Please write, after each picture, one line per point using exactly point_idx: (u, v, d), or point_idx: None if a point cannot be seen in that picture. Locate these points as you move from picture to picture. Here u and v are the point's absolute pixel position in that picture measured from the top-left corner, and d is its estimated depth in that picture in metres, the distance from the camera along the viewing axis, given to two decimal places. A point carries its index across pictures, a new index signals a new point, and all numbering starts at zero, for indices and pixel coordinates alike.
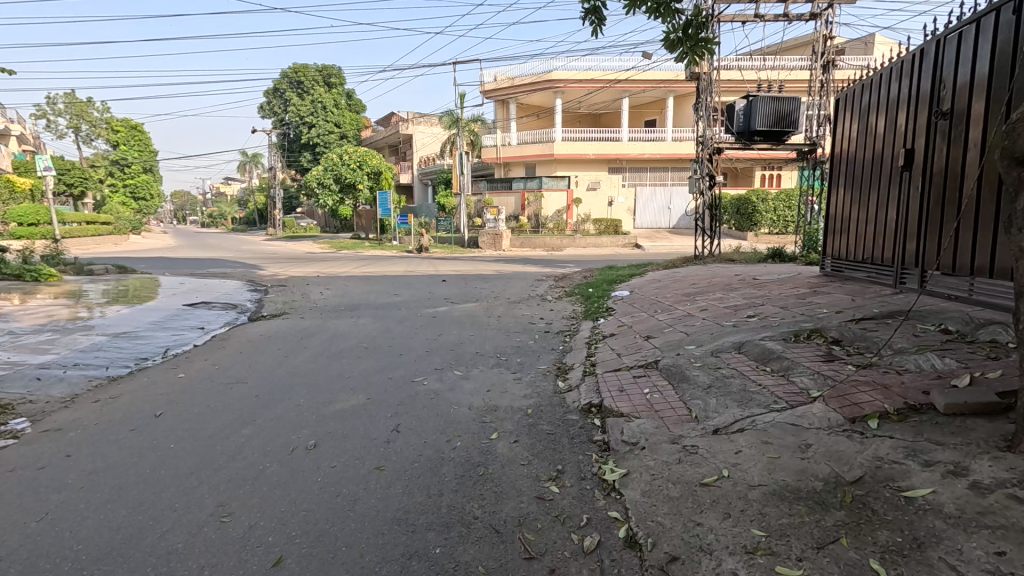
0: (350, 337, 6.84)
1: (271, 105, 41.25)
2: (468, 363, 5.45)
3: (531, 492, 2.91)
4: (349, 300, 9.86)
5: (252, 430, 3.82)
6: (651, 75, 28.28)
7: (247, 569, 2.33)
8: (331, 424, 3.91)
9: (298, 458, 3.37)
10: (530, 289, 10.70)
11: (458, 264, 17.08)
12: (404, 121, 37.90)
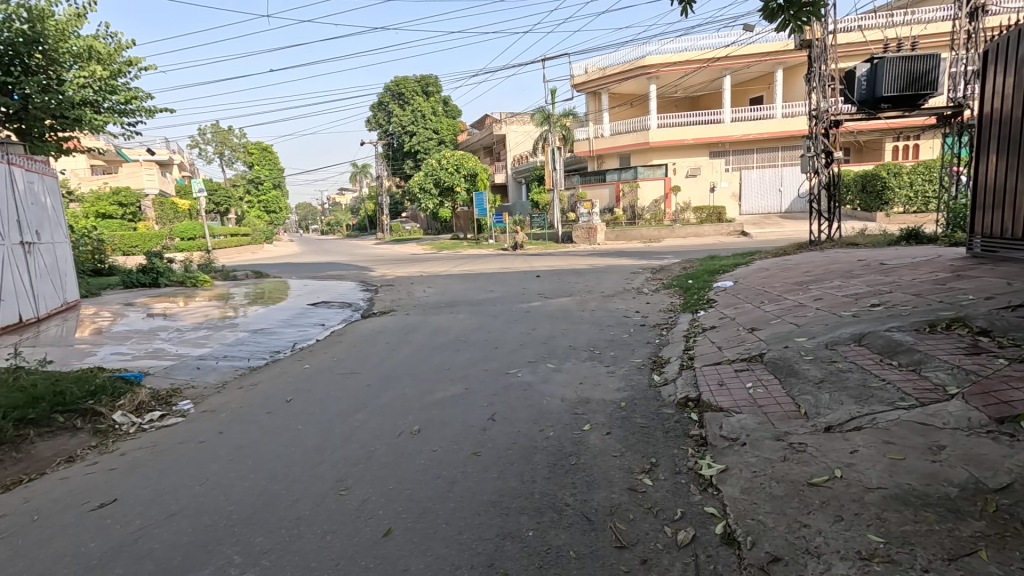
0: (449, 332, 7.21)
1: (376, 118, 44.43)
2: (562, 356, 5.51)
3: (622, 483, 2.90)
4: (448, 298, 10.38)
5: (364, 415, 4.22)
6: (756, 49, 26.22)
7: (362, 537, 2.59)
8: (432, 412, 4.19)
9: (404, 441, 3.67)
10: (625, 283, 10.49)
11: (554, 259, 17.20)
12: (498, 122, 38.78)
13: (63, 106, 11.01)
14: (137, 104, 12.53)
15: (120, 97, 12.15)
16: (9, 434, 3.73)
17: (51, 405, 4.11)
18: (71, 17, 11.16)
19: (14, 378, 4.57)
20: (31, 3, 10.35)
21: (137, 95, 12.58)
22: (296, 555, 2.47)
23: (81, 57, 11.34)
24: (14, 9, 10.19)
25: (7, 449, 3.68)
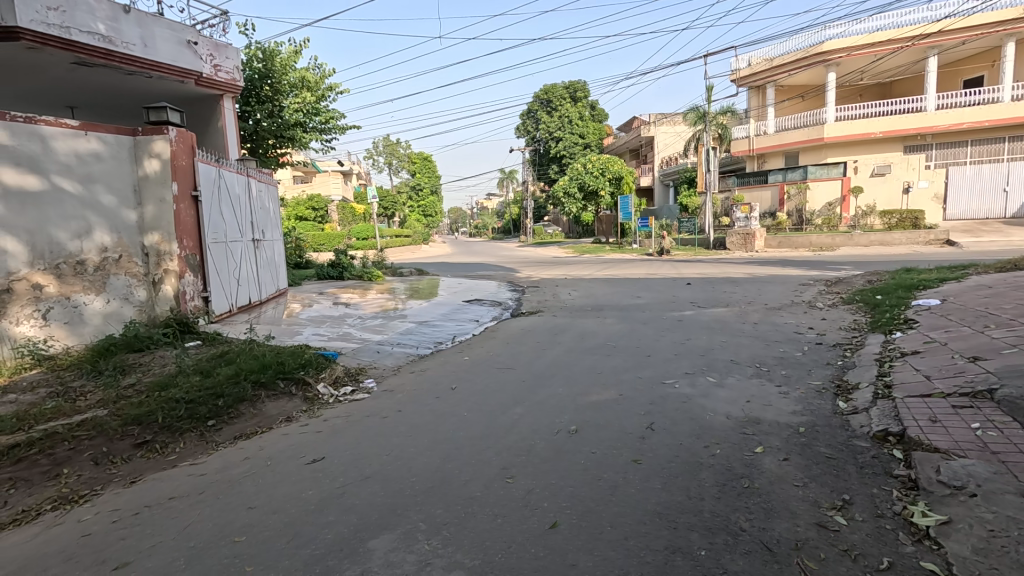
0: (598, 336, 7.19)
1: (525, 125, 46.12)
2: (723, 370, 5.15)
3: (809, 517, 2.61)
4: (594, 301, 10.36)
5: (522, 410, 4.41)
6: (977, 20, 21.72)
7: (530, 525, 2.71)
8: (588, 413, 4.22)
9: (562, 439, 3.76)
10: (794, 295, 9.43)
11: (706, 266, 16.15)
12: (646, 123, 37.61)
13: (282, 127, 13.41)
14: (333, 123, 14.69)
15: (322, 117, 14.37)
16: (248, 392, 4.62)
17: (275, 372, 5.01)
18: (291, 54, 13.44)
19: (250, 349, 5.67)
20: (265, 46, 12.73)
21: (334, 115, 14.74)
22: (472, 532, 2.67)
23: (297, 86, 13.60)
24: (253, 52, 12.63)
25: (247, 404, 4.57)
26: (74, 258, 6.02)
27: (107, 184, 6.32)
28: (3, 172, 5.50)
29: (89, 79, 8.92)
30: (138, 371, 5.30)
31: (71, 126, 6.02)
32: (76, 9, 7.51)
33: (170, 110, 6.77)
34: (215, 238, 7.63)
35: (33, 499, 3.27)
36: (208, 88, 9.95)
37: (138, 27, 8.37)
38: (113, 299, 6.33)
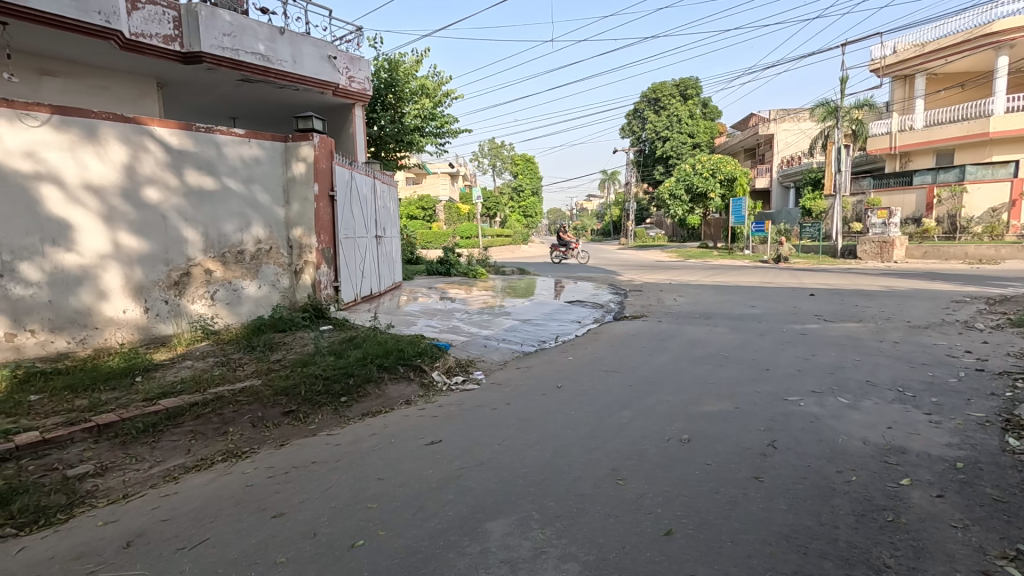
0: (709, 344, 6.85)
1: (631, 125, 45.06)
2: (857, 391, 4.67)
3: (970, 564, 2.31)
4: (703, 309, 9.87)
5: (631, 414, 4.36)
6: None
7: (643, 529, 2.69)
8: (701, 424, 4.06)
9: (674, 447, 3.66)
10: (944, 313, 8.24)
11: (832, 276, 14.66)
12: (765, 121, 34.92)
13: (402, 132, 14.45)
14: (447, 127, 15.54)
15: (437, 122, 15.26)
16: (374, 374, 5.08)
17: (397, 358, 5.44)
18: (413, 63, 14.43)
19: (374, 335, 6.22)
20: (391, 57, 13.78)
21: (448, 120, 15.59)
22: (585, 527, 2.71)
23: (417, 93, 14.55)
24: (381, 63, 13.75)
25: (372, 385, 5.01)
26: (235, 248, 6.98)
27: (263, 184, 7.25)
28: (188, 173, 6.51)
29: (249, 93, 10.29)
30: (283, 348, 6.04)
31: (238, 134, 6.95)
32: (245, 33, 8.83)
33: (315, 119, 7.62)
34: (345, 234, 8.44)
35: (208, 449, 3.88)
36: (344, 97, 10.97)
37: (290, 47, 9.50)
38: (263, 284, 7.28)
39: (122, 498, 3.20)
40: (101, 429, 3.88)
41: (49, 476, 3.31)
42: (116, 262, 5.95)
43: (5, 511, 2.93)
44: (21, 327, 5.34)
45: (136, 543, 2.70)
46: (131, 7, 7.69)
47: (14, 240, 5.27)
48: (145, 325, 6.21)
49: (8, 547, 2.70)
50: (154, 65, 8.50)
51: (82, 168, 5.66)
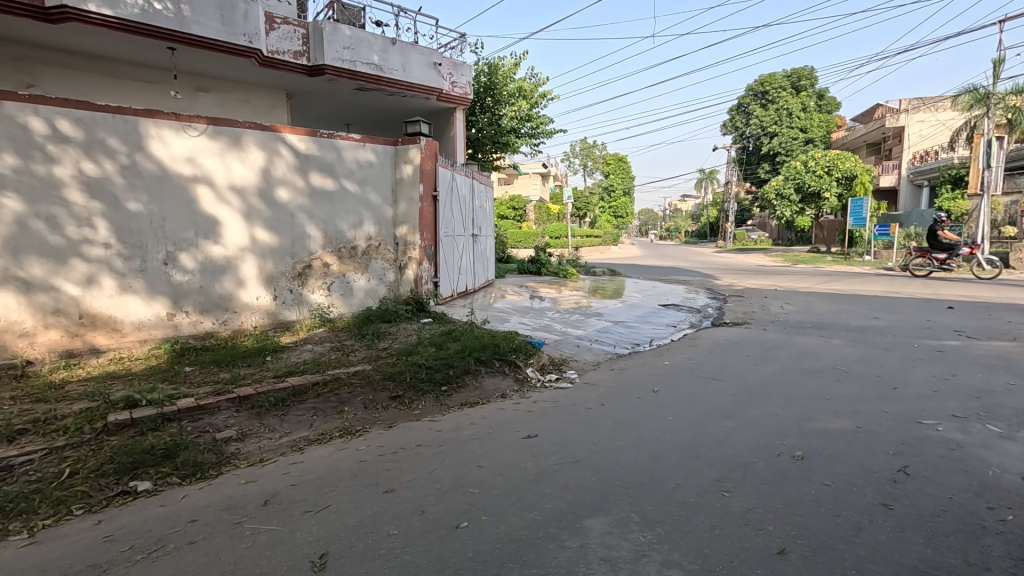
0: (822, 357, 6.30)
1: (733, 121, 42.52)
2: (1012, 420, 4.05)
3: None
4: (815, 318, 9.09)
5: (735, 424, 4.14)
6: None
7: (752, 545, 2.55)
8: (816, 441, 3.76)
9: (785, 463, 3.42)
10: None
11: (974, 287, 12.81)
12: (894, 111, 31.27)
13: (498, 134, 14.84)
14: (542, 128, 15.74)
15: (532, 123, 15.50)
16: (472, 366, 5.29)
17: (493, 352, 5.61)
18: (512, 66, 14.78)
19: (471, 329, 6.48)
20: (491, 61, 14.22)
21: (543, 121, 15.77)
22: (688, 536, 2.63)
23: (514, 95, 14.84)
24: (482, 68, 14.24)
25: (471, 376, 5.22)
26: (349, 243, 7.59)
27: (375, 185, 7.80)
28: (312, 176, 7.18)
29: (363, 101, 11.11)
30: (388, 338, 6.48)
31: (355, 139, 7.54)
32: (362, 46, 9.56)
33: (421, 123, 8.06)
34: (445, 232, 8.84)
35: (327, 425, 4.26)
36: (446, 102, 11.46)
37: (400, 56, 10.12)
38: (371, 278, 7.84)
39: (259, 462, 3.62)
40: (241, 400, 4.42)
41: (203, 437, 3.83)
42: (253, 254, 6.73)
43: (171, 463, 3.44)
44: (179, 308, 6.24)
45: (272, 502, 3.04)
46: (269, 27, 8.70)
47: (176, 233, 6.17)
48: (273, 310, 6.97)
49: (173, 494, 3.16)
50: (285, 78, 9.49)
51: (229, 171, 6.47)
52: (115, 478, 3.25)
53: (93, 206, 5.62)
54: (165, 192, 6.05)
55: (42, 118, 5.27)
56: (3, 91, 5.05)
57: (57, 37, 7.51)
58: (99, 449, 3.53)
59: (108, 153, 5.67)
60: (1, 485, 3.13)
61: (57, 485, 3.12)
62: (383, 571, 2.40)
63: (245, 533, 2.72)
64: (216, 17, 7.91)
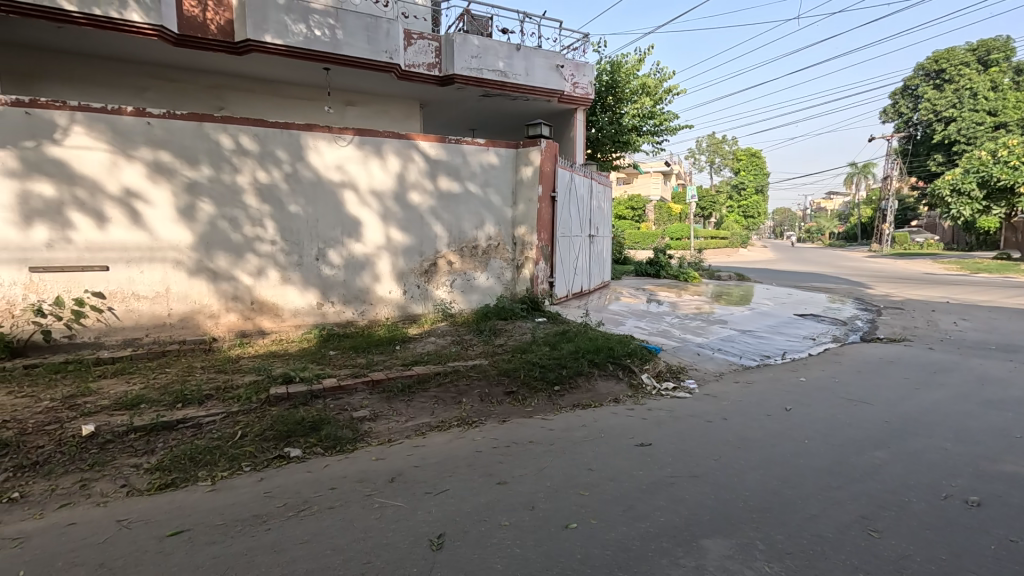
0: (1011, 386, 5.22)
1: (896, 108, 37.05)
2: None
3: None
4: (1001, 338, 7.58)
5: (887, 456, 3.61)
6: None
7: None
8: (1000, 487, 3.14)
9: (954, 508, 2.91)
10: None
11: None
12: None
13: (619, 133, 14.53)
14: (666, 125, 15.20)
15: (656, 120, 15.03)
16: (586, 368, 5.26)
17: (607, 355, 5.53)
18: (635, 63, 14.46)
19: (585, 331, 6.44)
20: (614, 59, 14.07)
21: (667, 117, 15.22)
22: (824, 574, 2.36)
23: (637, 92, 14.51)
24: (604, 66, 14.14)
25: (583, 378, 5.20)
26: (471, 243, 7.98)
27: (496, 187, 8.10)
28: (441, 179, 7.67)
29: (487, 106, 11.60)
30: (505, 335, 6.71)
31: (480, 144, 7.90)
32: (488, 53, 9.98)
33: (543, 125, 8.18)
34: (563, 232, 8.90)
35: (447, 414, 4.53)
36: (568, 103, 11.50)
37: (524, 61, 10.38)
38: (490, 276, 8.16)
39: (387, 442, 3.96)
40: (374, 384, 4.88)
41: (343, 414, 4.30)
42: (387, 251, 7.38)
43: (317, 435, 3.91)
44: (326, 298, 7.06)
45: (398, 480, 3.32)
46: (407, 43, 9.43)
47: (326, 232, 6.98)
48: (403, 304, 7.58)
49: (318, 462, 3.60)
50: (419, 89, 10.24)
51: (370, 177, 7.17)
52: (274, 442, 3.78)
53: (264, 209, 6.59)
54: (318, 196, 6.88)
55: (230, 135, 6.29)
56: (203, 114, 6.14)
57: (242, 67, 8.93)
58: (263, 417, 4.13)
59: (276, 163, 6.59)
60: (194, 438, 3.82)
61: (232, 443, 3.72)
62: (495, 559, 2.50)
63: (374, 505, 3.00)
64: (363, 39, 8.79)
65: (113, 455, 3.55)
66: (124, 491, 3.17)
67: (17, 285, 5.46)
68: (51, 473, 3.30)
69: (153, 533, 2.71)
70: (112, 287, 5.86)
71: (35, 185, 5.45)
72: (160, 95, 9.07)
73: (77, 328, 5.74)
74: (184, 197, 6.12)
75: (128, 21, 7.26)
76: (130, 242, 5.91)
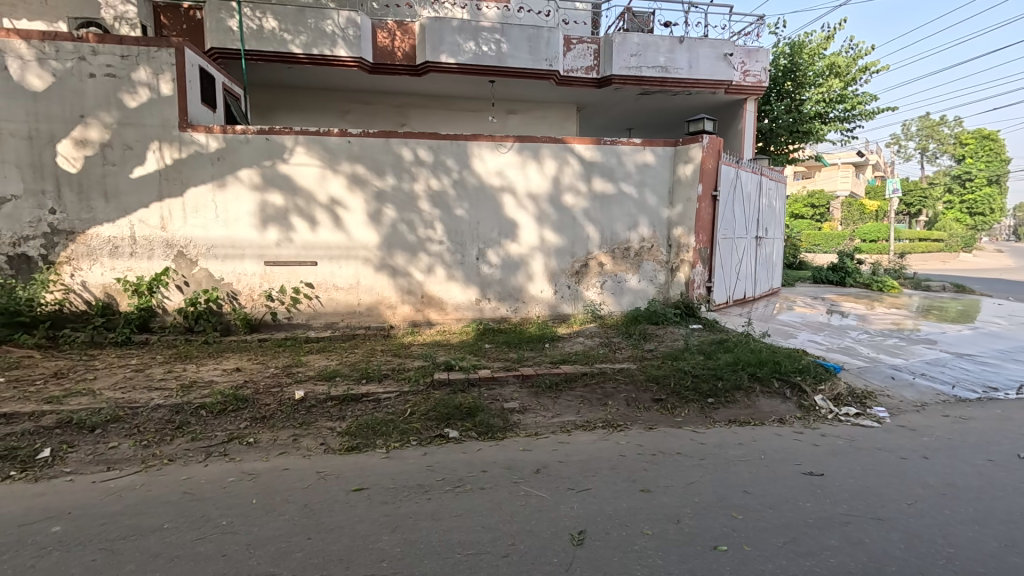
0: None
1: None
2: None
3: None
4: None
5: None
6: None
7: None
8: None
9: None
10: None
11: None
12: None
13: (799, 122, 12.88)
14: (860, 109, 13.22)
15: (846, 104, 13.15)
16: (746, 382, 4.83)
17: (772, 370, 5.00)
18: (822, 41, 12.81)
19: (747, 342, 5.91)
20: (794, 40, 12.69)
21: (862, 100, 13.21)
22: None
23: (823, 74, 13.01)
24: (782, 50, 12.83)
25: (742, 393, 4.78)
26: (623, 245, 7.86)
27: (653, 187, 7.83)
28: (595, 181, 7.69)
29: (646, 104, 11.27)
30: (655, 340, 6.50)
31: (636, 143, 7.72)
32: (649, 50, 9.70)
33: (706, 120, 7.67)
34: (724, 234, 8.27)
35: (592, 414, 4.53)
36: (737, 94, 10.59)
37: (687, 53, 9.86)
38: (643, 279, 7.96)
39: (534, 434, 4.13)
40: (524, 378, 5.13)
41: (495, 404, 4.61)
42: (541, 252, 7.66)
43: (472, 420, 4.26)
44: (485, 295, 7.60)
45: (543, 472, 3.46)
46: (567, 48, 9.67)
47: (486, 233, 7.51)
48: (554, 303, 7.80)
49: (472, 445, 3.92)
50: (577, 92, 10.38)
51: (527, 181, 7.51)
52: (436, 422, 4.21)
53: (435, 213, 7.33)
54: (481, 200, 7.44)
55: (410, 148, 7.14)
56: (390, 131, 7.06)
57: (421, 86, 10.04)
58: (428, 398, 4.63)
59: (446, 171, 7.29)
60: (373, 410, 4.45)
61: (403, 419, 4.24)
62: (635, 566, 2.46)
63: (520, 492, 3.17)
64: (525, 49, 9.23)
65: (316, 417, 4.32)
66: (323, 448, 3.84)
67: (256, 275, 6.94)
68: (275, 426, 4.15)
69: (342, 487, 3.24)
70: (318, 279, 7.10)
71: (270, 196, 6.85)
72: (358, 117, 10.62)
73: (294, 311, 7.08)
74: (373, 204, 7.13)
75: (337, 56, 8.71)
76: (333, 242, 7.08)
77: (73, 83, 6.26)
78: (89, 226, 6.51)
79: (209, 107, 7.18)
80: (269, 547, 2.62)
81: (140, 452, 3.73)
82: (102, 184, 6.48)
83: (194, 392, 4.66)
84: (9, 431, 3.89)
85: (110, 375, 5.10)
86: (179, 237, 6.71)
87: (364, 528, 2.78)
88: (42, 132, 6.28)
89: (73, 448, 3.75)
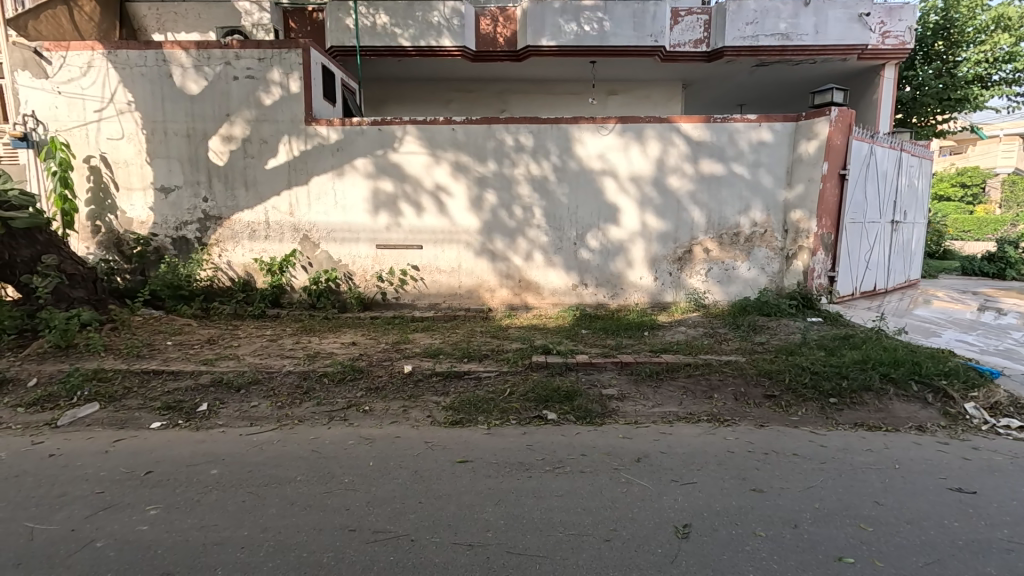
0: None
1: None
2: None
3: None
4: None
5: None
6: None
7: None
8: None
9: None
10: None
11: None
12: None
13: (952, 87, 11.14)
14: None
15: (1017, 64, 11.05)
16: (876, 384, 4.34)
17: (910, 372, 4.45)
18: None
19: (879, 339, 5.29)
20: None
21: None
22: None
23: (986, 30, 11.04)
24: (933, 4, 11.12)
25: (873, 395, 4.30)
26: (732, 230, 7.36)
27: (769, 167, 7.21)
28: (703, 162, 7.25)
29: (762, 76, 10.35)
30: (767, 332, 6.05)
31: (751, 120, 7.14)
32: (767, 16, 8.89)
33: (835, 90, 6.87)
34: (853, 218, 7.41)
35: (696, 407, 4.33)
36: (872, 59, 9.35)
37: (813, 17, 8.89)
38: (753, 267, 7.42)
39: (634, 423, 4.05)
40: (623, 365, 5.04)
41: (593, 389, 4.58)
42: (641, 237, 7.42)
43: (570, 404, 4.28)
44: (582, 280, 7.54)
45: (644, 461, 3.39)
46: (674, 22, 9.16)
47: (585, 218, 7.42)
48: (654, 291, 7.55)
49: (571, 428, 3.94)
50: (685, 68, 9.81)
51: (629, 164, 7.28)
52: (534, 403, 4.29)
53: (535, 198, 7.38)
54: (581, 184, 7.34)
55: (511, 133, 7.22)
56: (492, 118, 7.18)
57: (522, 71, 10.08)
58: (527, 380, 4.73)
59: (546, 155, 7.28)
60: (474, 388, 4.63)
61: (503, 398, 4.38)
62: (747, 567, 2.34)
63: (621, 480, 3.14)
64: (630, 26, 8.90)
65: (422, 391, 4.59)
66: (429, 420, 4.08)
67: (369, 257, 7.48)
68: (385, 397, 4.48)
69: (447, 458, 3.43)
70: (423, 262, 7.49)
71: (382, 183, 7.31)
72: (460, 105, 10.94)
73: (401, 292, 7.55)
74: (475, 190, 7.33)
75: (442, 46, 9.03)
76: (438, 226, 7.42)
77: (221, 86, 7.11)
78: (233, 213, 7.40)
79: (330, 101, 7.78)
80: (386, 507, 2.84)
81: (275, 412, 4.22)
82: (243, 175, 7.33)
83: (318, 361, 5.18)
84: (175, 386, 4.59)
85: (250, 343, 5.81)
86: (304, 221, 7.41)
87: (469, 498, 2.92)
88: (198, 130, 7.22)
89: (223, 404, 4.33)
